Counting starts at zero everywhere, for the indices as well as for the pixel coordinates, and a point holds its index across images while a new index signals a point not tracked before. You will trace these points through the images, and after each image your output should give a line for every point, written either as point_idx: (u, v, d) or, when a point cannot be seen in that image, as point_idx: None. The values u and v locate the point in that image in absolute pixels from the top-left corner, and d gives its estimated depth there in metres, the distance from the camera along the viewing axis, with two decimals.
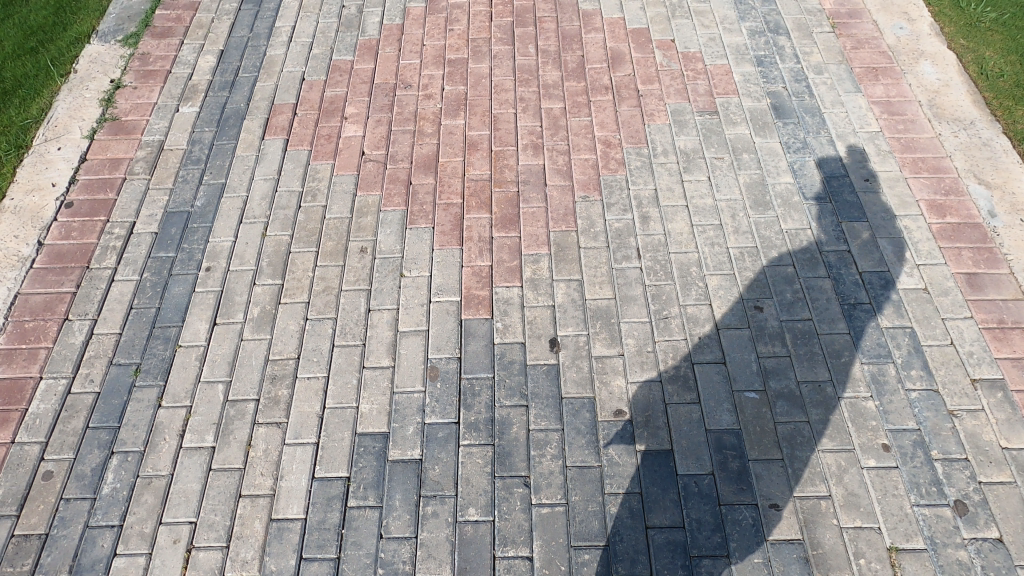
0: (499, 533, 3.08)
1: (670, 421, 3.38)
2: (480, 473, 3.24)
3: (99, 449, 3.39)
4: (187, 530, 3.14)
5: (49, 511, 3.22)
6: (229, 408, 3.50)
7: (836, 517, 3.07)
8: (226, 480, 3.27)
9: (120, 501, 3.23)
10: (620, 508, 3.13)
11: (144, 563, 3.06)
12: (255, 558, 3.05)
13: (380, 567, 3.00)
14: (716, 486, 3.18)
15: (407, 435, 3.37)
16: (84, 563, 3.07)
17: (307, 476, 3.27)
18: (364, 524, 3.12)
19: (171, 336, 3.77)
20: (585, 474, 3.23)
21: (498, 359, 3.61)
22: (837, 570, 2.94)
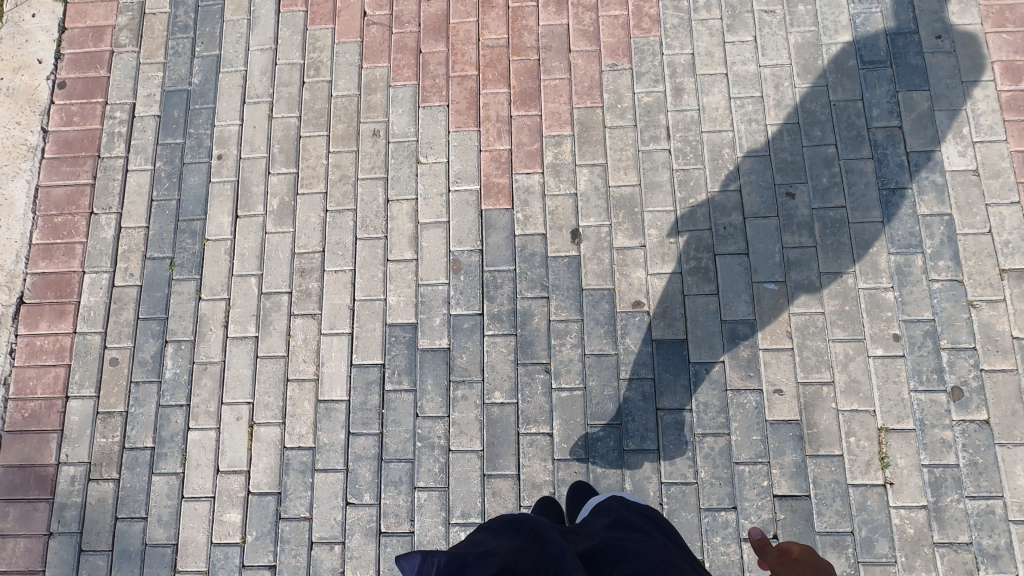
0: (523, 413, 3.41)
1: (687, 312, 3.48)
2: (504, 360, 3.48)
3: (154, 339, 3.69)
4: (247, 409, 3.55)
5: (124, 392, 3.63)
6: (265, 301, 3.69)
7: (835, 401, 3.30)
8: (273, 366, 3.59)
9: (183, 384, 3.61)
10: (633, 392, 3.40)
11: (215, 436, 3.53)
12: (309, 432, 3.49)
13: (418, 440, 3.42)
14: (726, 373, 3.39)
15: (435, 325, 3.56)
16: (164, 435, 3.55)
17: (346, 363, 3.56)
18: (401, 404, 3.48)
19: (197, 230, 3.82)
20: (603, 362, 3.45)
21: (519, 251, 3.63)
22: (827, 446, 3.26)
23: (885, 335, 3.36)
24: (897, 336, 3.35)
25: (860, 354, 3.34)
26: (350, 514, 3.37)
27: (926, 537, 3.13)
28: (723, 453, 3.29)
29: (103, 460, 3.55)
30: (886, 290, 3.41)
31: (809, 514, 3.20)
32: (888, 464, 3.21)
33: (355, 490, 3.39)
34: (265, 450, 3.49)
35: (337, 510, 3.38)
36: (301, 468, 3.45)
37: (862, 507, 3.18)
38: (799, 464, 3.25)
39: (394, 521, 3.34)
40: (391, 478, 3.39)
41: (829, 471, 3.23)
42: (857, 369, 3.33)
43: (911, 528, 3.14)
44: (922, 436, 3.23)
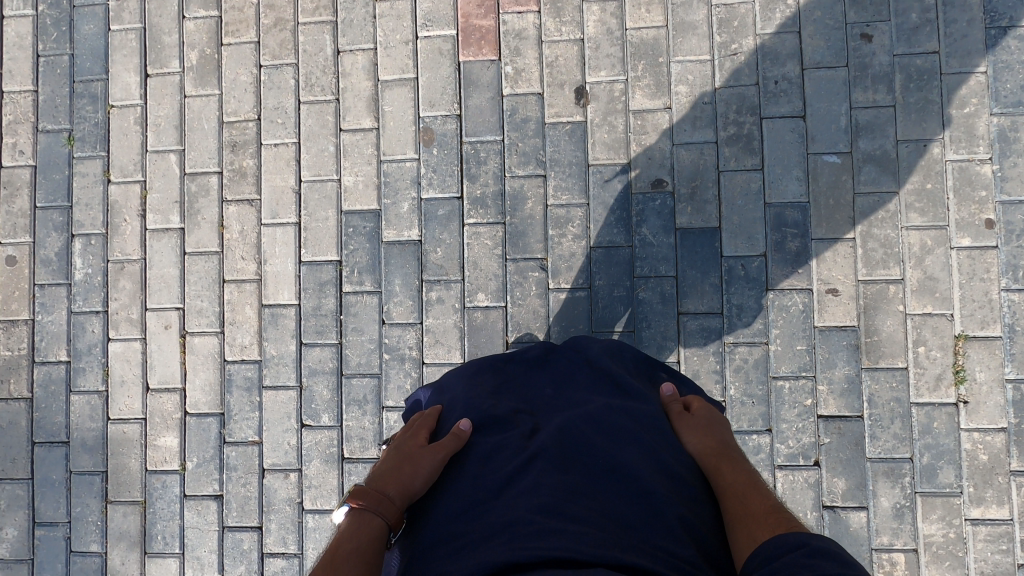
0: (512, 319, 2.76)
1: (721, 193, 2.73)
2: (490, 256, 2.79)
3: (58, 232, 2.98)
4: (176, 316, 2.91)
5: (27, 297, 2.98)
6: (189, 183, 2.94)
7: (903, 303, 2.63)
8: (205, 265, 2.91)
9: (97, 286, 2.95)
10: (650, 294, 2.73)
11: (141, 348, 2.92)
12: (254, 343, 2.87)
13: (385, 352, 2.81)
14: (767, 269, 2.70)
15: (402, 213, 2.83)
16: (80, 347, 2.94)
17: (294, 260, 2.87)
18: (363, 310, 2.83)
19: (98, 94, 3.00)
20: (613, 256, 2.75)
21: (508, 117, 2.82)
22: (889, 358, 2.63)
23: (975, 221, 2.62)
24: (990, 222, 2.62)
25: (941, 245, 2.63)
26: (306, 438, 2.82)
27: (1002, 465, 2.57)
28: (759, 367, 2.67)
29: (11, 377, 2.96)
30: (982, 162, 2.64)
31: (860, 438, 2.63)
32: (964, 380, 2.60)
33: (311, 411, 2.82)
34: (202, 365, 2.89)
35: (291, 433, 2.83)
36: (247, 385, 2.87)
37: (925, 430, 2.60)
38: (852, 379, 2.64)
39: (359, 446, 2.79)
40: (354, 396, 2.81)
41: (889, 388, 2.63)
42: (935, 264, 2.63)
43: (984, 454, 2.58)
44: (1010, 345, 2.59)
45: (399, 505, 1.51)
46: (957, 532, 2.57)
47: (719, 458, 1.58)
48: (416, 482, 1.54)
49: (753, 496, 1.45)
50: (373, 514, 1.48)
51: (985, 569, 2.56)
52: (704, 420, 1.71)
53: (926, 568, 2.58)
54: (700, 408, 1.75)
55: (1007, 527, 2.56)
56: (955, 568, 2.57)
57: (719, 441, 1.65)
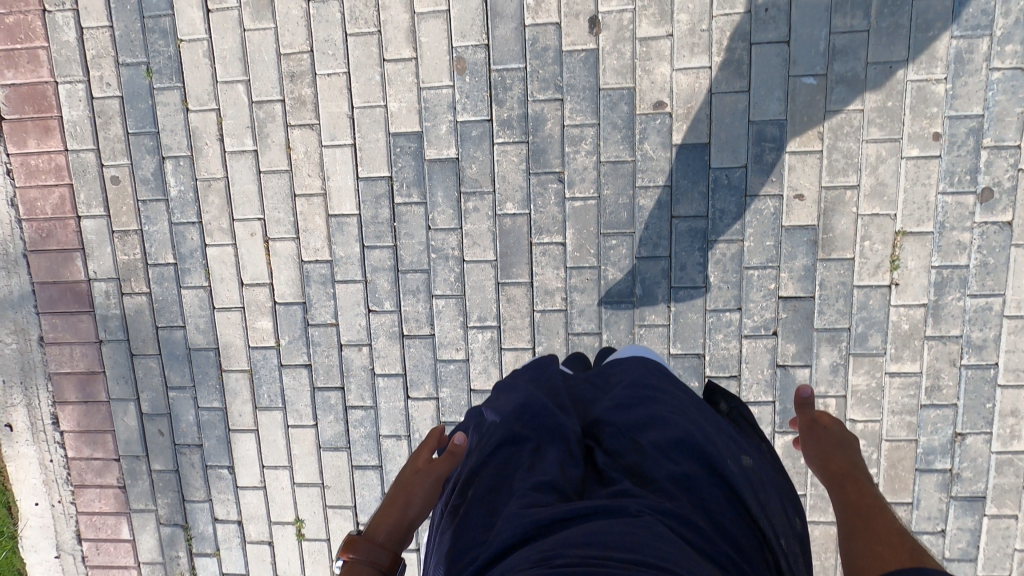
0: (535, 224, 3.38)
1: (712, 113, 3.21)
2: (516, 170, 3.34)
3: (151, 155, 3.54)
4: (259, 226, 3.55)
5: (134, 211, 3.61)
6: (257, 111, 3.43)
7: (856, 206, 3.21)
8: (278, 182, 3.49)
9: (191, 201, 3.56)
10: (649, 201, 3.31)
11: (233, 252, 3.59)
12: (325, 246, 3.53)
13: (432, 252, 3.46)
14: (747, 179, 3.25)
15: (441, 134, 3.35)
16: (183, 252, 3.62)
17: (352, 177, 3.44)
18: (413, 218, 3.44)
19: (168, 30, 3.41)
20: (619, 170, 3.30)
21: (530, 46, 3.24)
22: (840, 251, 3.26)
23: (925, 134, 3.12)
24: (937, 136, 3.12)
25: (893, 156, 3.15)
26: (373, 320, 3.58)
27: (919, 332, 3.30)
28: (734, 259, 3.32)
29: (131, 276, 3.68)
30: (938, 82, 3.08)
31: (810, 314, 3.34)
32: (898, 267, 3.24)
33: (375, 299, 3.55)
34: (284, 264, 3.58)
35: (361, 317, 3.58)
36: (322, 280, 3.57)
37: (862, 306, 3.30)
38: (808, 268, 3.30)
39: (415, 325, 3.55)
40: (409, 287, 3.52)
41: (837, 274, 3.29)
42: (886, 172, 3.17)
43: (906, 324, 3.30)
44: (939, 239, 3.20)
45: (392, 541, 1.81)
46: (877, 382, 3.37)
47: (839, 473, 1.97)
48: (411, 508, 1.88)
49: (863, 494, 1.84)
50: (365, 550, 1.74)
51: (895, 408, 3.38)
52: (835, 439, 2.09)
53: (851, 408, 3.41)
54: (828, 420, 2.15)
55: (916, 378, 3.34)
56: (873, 407, 3.39)
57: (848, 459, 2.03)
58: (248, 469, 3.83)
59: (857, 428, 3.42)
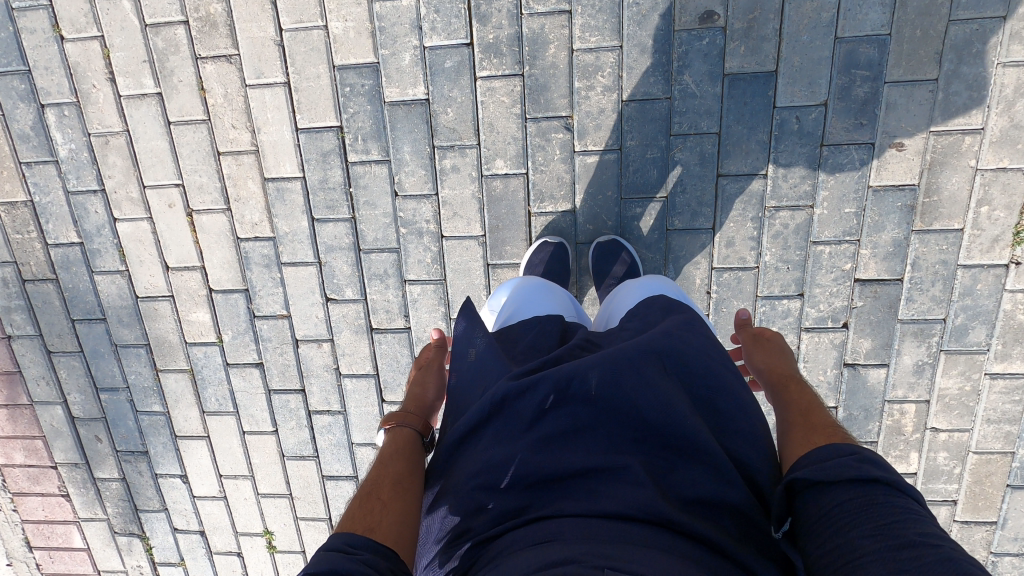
0: (535, 188, 2.54)
1: (783, 27, 2.27)
2: (507, 116, 2.46)
3: (26, 104, 2.68)
4: (178, 194, 2.74)
5: (18, 177, 2.80)
6: (155, 39, 2.53)
7: (976, 157, 2.33)
8: (195, 136, 2.64)
9: (87, 163, 2.74)
10: (688, 155, 2.45)
11: (151, 228, 2.81)
12: (264, 220, 2.73)
13: (402, 226, 2.66)
14: (826, 122, 2.35)
15: (404, 67, 2.45)
16: (89, 229, 2.85)
17: (290, 128, 2.58)
18: (374, 182, 2.61)
19: None
20: (648, 112, 2.41)
21: None
22: (945, 219, 2.42)
23: None
24: None
25: None
26: (334, 312, 2.85)
27: None
28: (800, 232, 2.49)
29: (30, 259, 2.94)
30: None
31: (894, 301, 2.55)
32: (1022, 241, 2.41)
33: (334, 286, 2.80)
34: (216, 243, 2.80)
35: (318, 307, 2.85)
36: (265, 262, 2.81)
37: (966, 292, 2.51)
38: (899, 242, 2.47)
39: (386, 318, 2.82)
40: (375, 271, 2.75)
41: (937, 251, 2.47)
42: None
43: (1022, 313, 2.51)
44: None
45: None
46: (973, 385, 2.64)
47: (784, 377, 1.67)
48: None
49: (817, 408, 1.48)
50: None
51: (992, 416, 2.67)
52: (776, 349, 1.81)
53: (935, 416, 2.71)
54: (772, 338, 1.86)
55: None
56: (963, 415, 2.69)
57: (792, 368, 1.74)
58: (203, 478, 3.28)
59: (940, 438, 2.74)
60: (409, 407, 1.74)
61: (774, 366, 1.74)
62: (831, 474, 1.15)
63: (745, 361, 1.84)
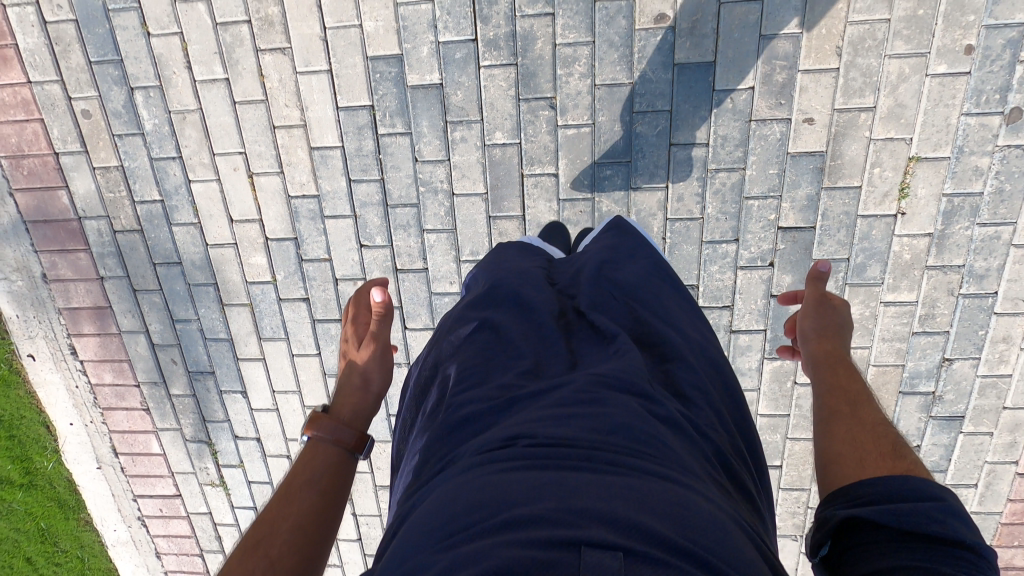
0: (526, 155, 3.21)
1: (720, 27, 2.91)
2: (505, 97, 3.12)
3: (118, 87, 3.34)
4: (242, 160, 3.42)
5: (111, 146, 3.48)
6: (223, 34, 3.17)
7: (870, 130, 2.99)
8: (255, 113, 3.30)
9: (168, 135, 3.41)
10: (647, 128, 3.11)
11: (218, 188, 3.50)
12: (311, 181, 3.42)
13: (421, 186, 3.35)
14: (753, 102, 3.01)
15: (423, 58, 3.09)
16: (169, 188, 3.54)
17: (331, 106, 3.24)
18: (399, 150, 3.29)
19: None
20: (615, 94, 3.06)
21: None
22: (847, 178, 3.10)
23: (955, 48, 2.83)
24: (969, 49, 2.82)
25: (917, 73, 2.88)
26: (366, 255, 3.56)
27: (920, 262, 3.22)
28: (734, 189, 3.17)
29: (119, 213, 3.64)
30: None
31: (809, 244, 3.25)
32: (906, 195, 3.09)
33: (366, 234, 3.50)
34: (271, 200, 3.50)
35: (354, 252, 3.56)
36: (311, 215, 3.51)
37: (864, 236, 3.20)
38: (812, 197, 3.15)
39: (408, 260, 3.53)
40: (399, 222, 3.45)
41: (841, 204, 3.15)
42: (907, 92, 2.91)
43: (908, 253, 3.21)
44: (955, 165, 3.01)
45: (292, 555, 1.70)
46: (871, 311, 3.36)
47: (854, 399, 1.88)
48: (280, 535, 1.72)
49: (866, 407, 1.86)
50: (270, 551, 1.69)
51: (886, 335, 3.40)
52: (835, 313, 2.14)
53: None
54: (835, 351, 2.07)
55: (910, 307, 3.32)
56: (864, 335, 3.41)
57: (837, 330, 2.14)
58: (259, 393, 4.06)
59: None
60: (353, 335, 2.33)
61: (827, 336, 2.10)
62: (897, 517, 1.40)
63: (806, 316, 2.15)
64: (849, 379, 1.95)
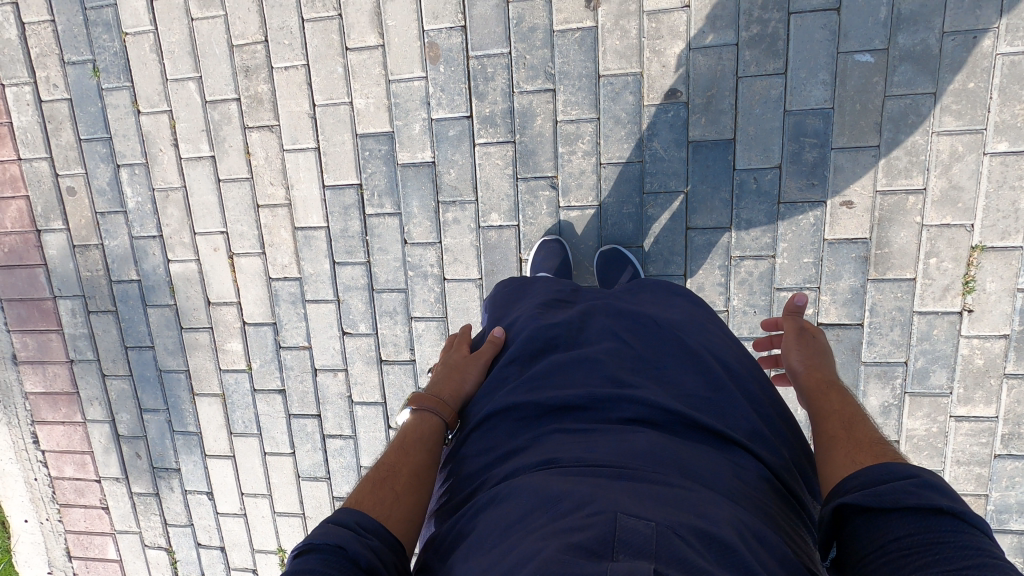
0: (525, 238, 2.89)
1: (738, 102, 2.63)
2: (501, 176, 2.85)
3: (105, 164, 3.22)
4: (222, 240, 3.20)
5: (93, 224, 3.32)
6: (212, 112, 3.05)
7: (921, 214, 2.58)
8: (239, 191, 3.12)
9: (150, 213, 3.24)
10: (659, 211, 2.77)
11: (197, 268, 3.27)
12: (293, 262, 3.16)
13: (409, 270, 3.04)
14: (781, 182, 2.66)
15: (415, 135, 2.89)
16: (147, 268, 3.33)
17: (318, 185, 3.03)
18: (387, 231, 3.02)
19: (113, 23, 3.05)
20: (622, 173, 2.76)
21: (513, 28, 2.74)
22: (898, 269, 2.65)
23: (1017, 124, 2.45)
24: None
25: (972, 152, 2.50)
26: (348, 344, 3.21)
27: (996, 369, 2.67)
28: (764, 279, 2.75)
29: (96, 294, 3.43)
30: None
31: (857, 345, 2.75)
32: (972, 290, 2.61)
33: (349, 321, 3.17)
34: (251, 282, 3.23)
35: (335, 340, 3.22)
36: (292, 299, 3.21)
37: (924, 337, 2.70)
38: (856, 290, 2.70)
39: (393, 351, 3.16)
40: (385, 308, 3.12)
41: (893, 298, 2.68)
42: (962, 172, 2.52)
43: (981, 359, 2.68)
44: None
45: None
46: (940, 427, 2.77)
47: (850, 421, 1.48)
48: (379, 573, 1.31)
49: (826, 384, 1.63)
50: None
51: (962, 458, 2.78)
52: (817, 350, 1.75)
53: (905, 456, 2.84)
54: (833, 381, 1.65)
55: (990, 424, 2.73)
56: (933, 456, 2.81)
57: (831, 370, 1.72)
58: (226, 495, 3.60)
59: None
60: (440, 393, 1.81)
61: (826, 386, 1.62)
62: (885, 501, 1.17)
63: (785, 355, 1.76)
64: (840, 413, 1.52)
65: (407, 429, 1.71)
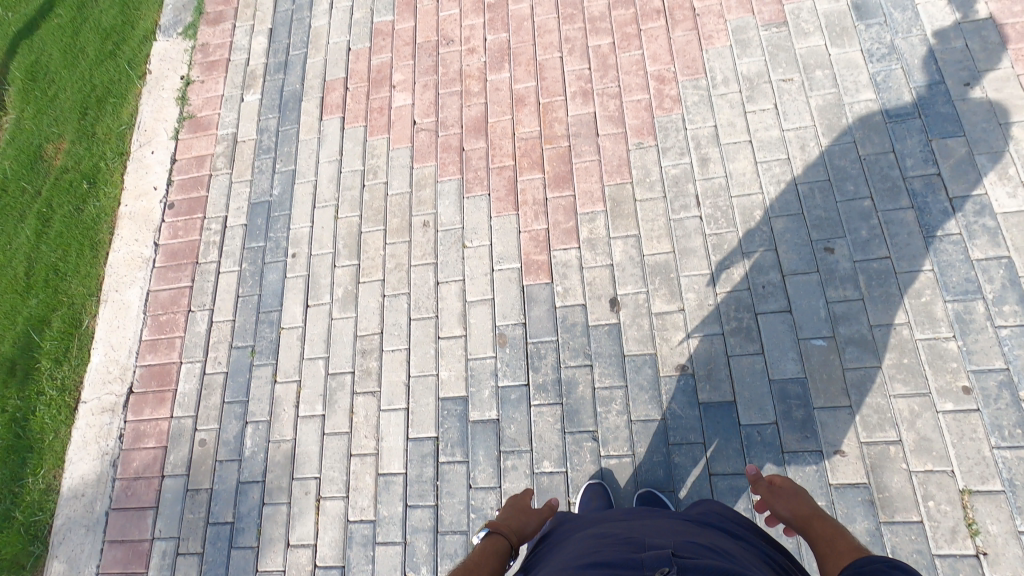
0: (572, 482, 3.43)
1: (733, 373, 3.46)
2: (552, 429, 3.57)
3: (237, 420, 4.09)
4: (314, 484, 3.80)
5: (210, 470, 4.00)
6: (331, 381, 4.03)
7: (905, 461, 3.10)
8: (338, 442, 3.86)
9: (260, 461, 3.94)
10: (684, 458, 3.36)
11: (287, 511, 3.78)
12: (371, 505, 3.66)
13: (471, 511, 3.51)
14: (780, 434, 3.29)
15: (484, 397, 3.74)
16: (243, 510, 3.85)
17: (403, 437, 3.77)
18: (455, 476, 3.60)
19: (274, 321, 4.30)
20: (649, 427, 3.46)
21: (560, 323, 3.80)
22: (903, 511, 3.03)
23: (953, 388, 3.18)
24: (967, 389, 3.17)
25: (927, 410, 3.17)
26: None
27: None
28: None
29: (190, 535, 3.87)
30: (947, 339, 3.27)
31: None
32: (977, 531, 2.93)
33: (412, 563, 3.48)
34: (331, 524, 3.69)
35: None
36: (364, 540, 3.60)
37: None
38: (872, 532, 3.03)
39: None
40: (447, 550, 3.46)
41: (909, 540, 2.98)
42: (925, 426, 3.14)
43: None
44: (1013, 499, 2.96)
45: None
46: None
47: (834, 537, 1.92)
48: None
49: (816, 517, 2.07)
50: None
51: None
52: (791, 491, 2.20)
53: None
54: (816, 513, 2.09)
55: None
56: None
57: (812, 505, 2.14)
58: None
59: None
60: (508, 528, 2.29)
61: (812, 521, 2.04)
62: None
63: (773, 511, 2.22)
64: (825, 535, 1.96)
65: (483, 548, 2.13)
